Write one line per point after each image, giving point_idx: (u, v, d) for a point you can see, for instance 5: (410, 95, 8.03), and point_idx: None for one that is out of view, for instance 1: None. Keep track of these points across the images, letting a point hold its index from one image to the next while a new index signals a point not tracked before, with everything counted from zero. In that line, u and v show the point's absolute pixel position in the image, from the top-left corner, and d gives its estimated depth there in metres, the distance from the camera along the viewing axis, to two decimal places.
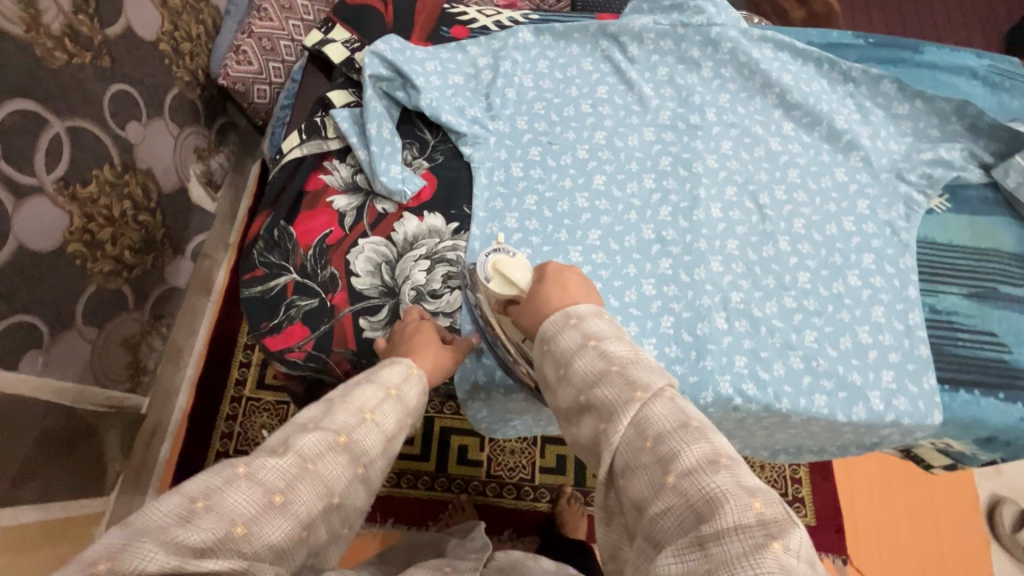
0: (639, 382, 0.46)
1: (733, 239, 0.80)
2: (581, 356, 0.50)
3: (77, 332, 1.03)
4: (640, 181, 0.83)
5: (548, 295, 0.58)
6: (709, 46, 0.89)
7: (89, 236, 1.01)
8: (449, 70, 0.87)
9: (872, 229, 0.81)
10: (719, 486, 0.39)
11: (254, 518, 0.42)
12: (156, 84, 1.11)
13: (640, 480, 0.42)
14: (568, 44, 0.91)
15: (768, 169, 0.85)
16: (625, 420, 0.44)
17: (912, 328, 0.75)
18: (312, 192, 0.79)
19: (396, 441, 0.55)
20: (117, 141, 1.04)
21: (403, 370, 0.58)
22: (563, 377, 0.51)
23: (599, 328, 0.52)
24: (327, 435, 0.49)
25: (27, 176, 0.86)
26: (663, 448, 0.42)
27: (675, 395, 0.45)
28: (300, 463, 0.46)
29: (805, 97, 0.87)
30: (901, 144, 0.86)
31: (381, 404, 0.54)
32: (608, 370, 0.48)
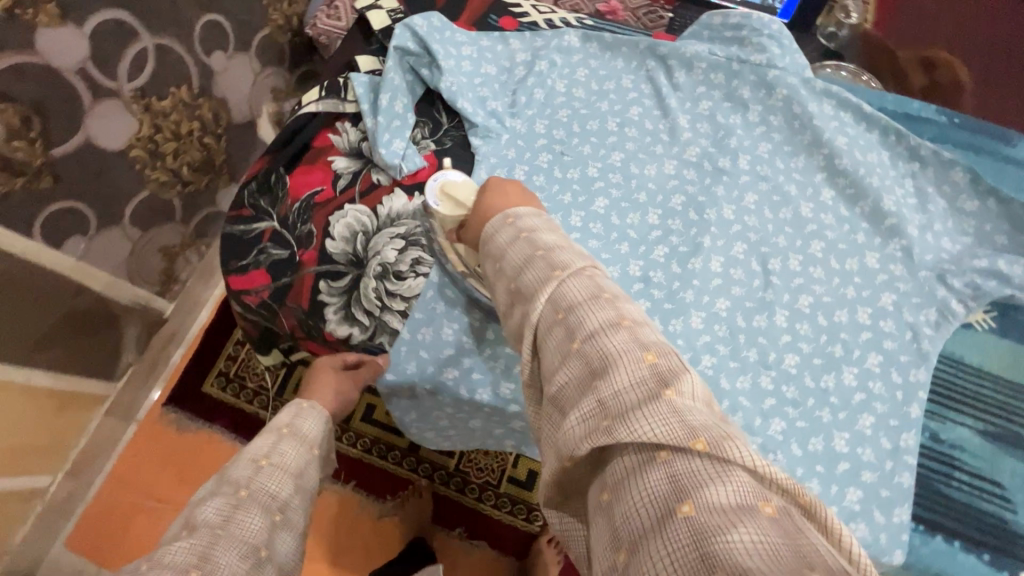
0: (560, 264, 0.45)
1: (725, 299, 0.73)
2: (511, 248, 0.49)
3: (121, 231, 1.01)
4: (644, 215, 0.78)
5: (490, 202, 0.59)
6: (762, 89, 0.82)
7: (154, 145, 1.00)
8: (484, 58, 0.85)
9: (888, 328, 0.71)
10: (617, 346, 0.38)
11: None
12: (249, 21, 1.11)
13: (550, 350, 0.41)
14: (614, 57, 0.87)
15: (789, 235, 0.77)
16: (542, 297, 0.44)
17: (900, 451, 0.66)
18: (317, 148, 0.80)
19: (305, 467, 0.63)
20: (199, 66, 1.03)
21: (291, 410, 0.70)
22: (496, 271, 0.50)
23: (533, 223, 0.51)
24: (228, 498, 0.54)
25: (108, 79, 0.86)
26: (573, 319, 0.41)
27: (594, 272, 0.45)
28: (207, 534, 0.50)
29: (855, 166, 0.78)
30: (955, 244, 0.76)
31: (276, 447, 0.62)
32: (533, 256, 0.47)
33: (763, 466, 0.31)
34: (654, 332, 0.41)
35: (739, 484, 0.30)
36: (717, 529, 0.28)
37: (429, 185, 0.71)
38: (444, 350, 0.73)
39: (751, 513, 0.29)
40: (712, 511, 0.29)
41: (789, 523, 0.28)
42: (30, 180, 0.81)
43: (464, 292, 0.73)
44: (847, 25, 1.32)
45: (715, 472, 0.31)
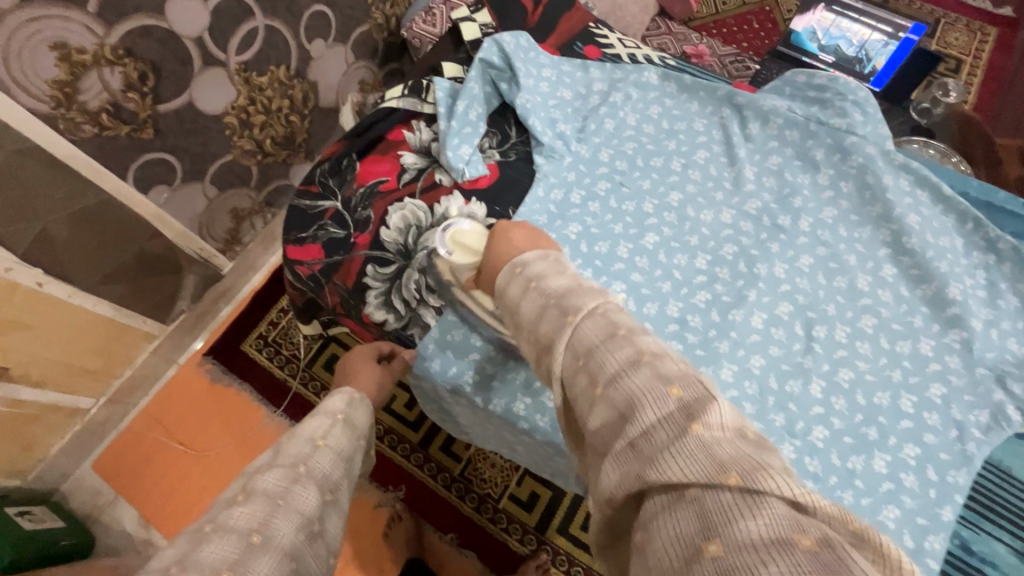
0: (573, 309, 0.46)
1: (761, 356, 0.71)
2: (524, 299, 0.50)
3: (201, 188, 1.09)
4: (692, 257, 0.77)
5: (496, 251, 0.60)
6: (836, 153, 0.80)
7: (246, 116, 1.07)
8: (562, 82, 0.88)
9: (932, 422, 0.67)
10: (639, 385, 0.39)
11: (237, 562, 0.45)
12: (352, 16, 1.19)
13: (577, 395, 0.42)
14: (689, 99, 0.87)
15: (840, 304, 0.74)
16: (561, 347, 0.44)
17: (922, 553, 0.62)
18: (390, 141, 0.85)
19: (354, 454, 0.61)
20: (300, 51, 1.11)
21: (344, 398, 0.66)
22: (517, 325, 0.51)
23: (540, 267, 0.52)
24: (285, 472, 0.53)
25: (218, 49, 0.94)
26: (593, 363, 0.42)
27: (606, 309, 0.45)
28: (267, 502, 0.50)
29: (923, 246, 0.75)
30: (1023, 347, 0.71)
31: (332, 428, 0.61)
32: (547, 305, 0.48)
33: (801, 495, 0.30)
34: (678, 360, 0.41)
35: (774, 518, 0.29)
36: (747, 568, 0.28)
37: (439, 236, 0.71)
38: (468, 353, 0.74)
39: (785, 549, 0.28)
40: (740, 550, 0.29)
41: (830, 557, 0.27)
42: (135, 128, 0.89)
43: None
44: (943, 103, 1.30)
45: (750, 507, 0.30)
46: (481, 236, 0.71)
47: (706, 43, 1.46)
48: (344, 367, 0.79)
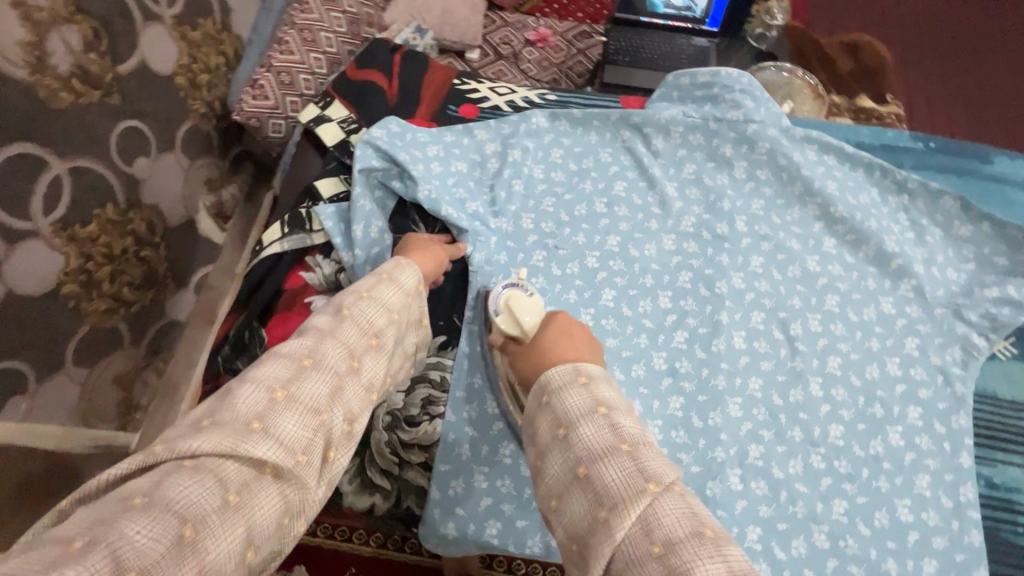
0: (652, 473, 0.41)
1: (757, 377, 0.70)
2: (586, 425, 0.44)
3: (67, 377, 0.89)
4: (654, 299, 0.74)
5: (555, 343, 0.53)
6: (744, 144, 0.80)
7: (86, 275, 0.88)
8: (452, 155, 0.79)
9: (920, 376, 0.70)
10: None
11: (290, 381, 0.45)
12: (169, 118, 0.99)
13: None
14: (586, 132, 0.83)
15: (803, 294, 0.74)
16: (633, 514, 0.39)
17: (962, 507, 0.64)
18: (290, 290, 0.72)
19: (402, 314, 0.57)
20: (122, 178, 0.91)
21: (394, 261, 0.60)
22: (560, 440, 0.45)
23: (609, 394, 0.47)
24: (331, 314, 0.52)
25: (20, 220, 0.76)
26: (674, 560, 0.36)
27: (686, 492, 0.41)
28: (316, 335, 0.49)
29: (851, 211, 0.77)
30: (960, 273, 0.75)
31: (376, 284, 0.57)
32: (616, 450, 0.43)
33: None
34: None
35: None
36: None
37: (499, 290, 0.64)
38: (480, 500, 0.64)
39: None
40: None
41: None
42: None
43: (491, 425, 0.66)
44: (774, 26, 1.38)
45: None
46: (539, 316, 0.60)
47: (544, 25, 1.40)
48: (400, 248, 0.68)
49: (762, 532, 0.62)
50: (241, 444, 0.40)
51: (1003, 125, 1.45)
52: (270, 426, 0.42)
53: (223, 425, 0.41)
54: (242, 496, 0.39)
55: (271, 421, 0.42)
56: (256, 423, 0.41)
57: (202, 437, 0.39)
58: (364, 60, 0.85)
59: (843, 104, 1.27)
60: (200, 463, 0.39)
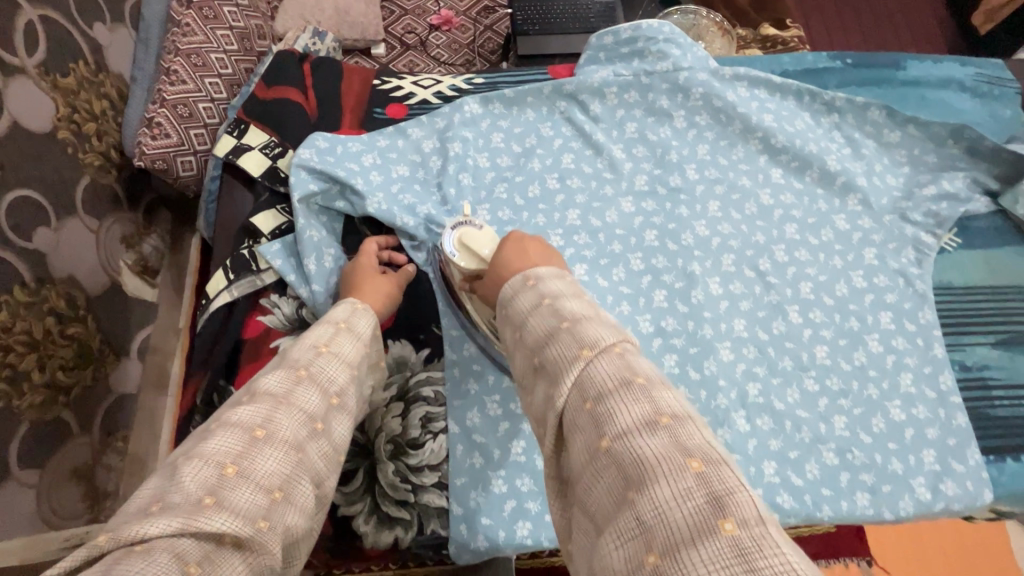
0: (588, 340, 0.39)
1: (740, 317, 0.71)
2: (533, 316, 0.43)
3: (17, 482, 0.80)
4: (627, 264, 0.73)
5: (508, 262, 0.52)
6: (678, 93, 0.80)
7: (10, 369, 0.78)
8: (391, 161, 0.76)
9: (884, 282, 0.74)
10: (654, 450, 0.32)
11: (241, 455, 0.41)
12: (60, 179, 0.88)
13: (579, 444, 0.36)
14: (521, 110, 0.80)
15: (764, 228, 0.76)
16: (569, 381, 0.38)
17: (945, 395, 0.68)
18: (252, 339, 0.66)
19: (361, 365, 0.55)
20: (25, 256, 0.80)
21: (347, 305, 0.58)
22: (517, 339, 0.44)
23: (556, 286, 0.44)
24: (287, 374, 0.48)
25: None
26: (601, 409, 0.35)
27: (624, 350, 0.38)
28: (270, 400, 0.45)
29: (791, 139, 0.79)
30: (898, 178, 0.79)
31: (335, 336, 0.54)
32: (558, 329, 0.41)
33: None
34: (701, 429, 0.34)
35: None
36: None
37: (446, 233, 0.61)
38: (505, 505, 0.62)
39: None
40: None
41: None
42: None
43: (498, 426, 0.65)
44: None
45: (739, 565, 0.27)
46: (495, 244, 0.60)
47: (447, 7, 1.35)
48: (347, 278, 0.65)
49: (778, 464, 0.64)
50: (194, 521, 0.37)
51: (897, 30, 1.54)
52: (225, 500, 0.39)
53: (173, 505, 0.37)
54: (203, 569, 0.36)
55: (225, 495, 0.39)
56: (208, 497, 0.38)
57: (152, 521, 0.36)
58: (271, 78, 0.78)
59: (749, 36, 1.31)
60: (152, 546, 0.35)
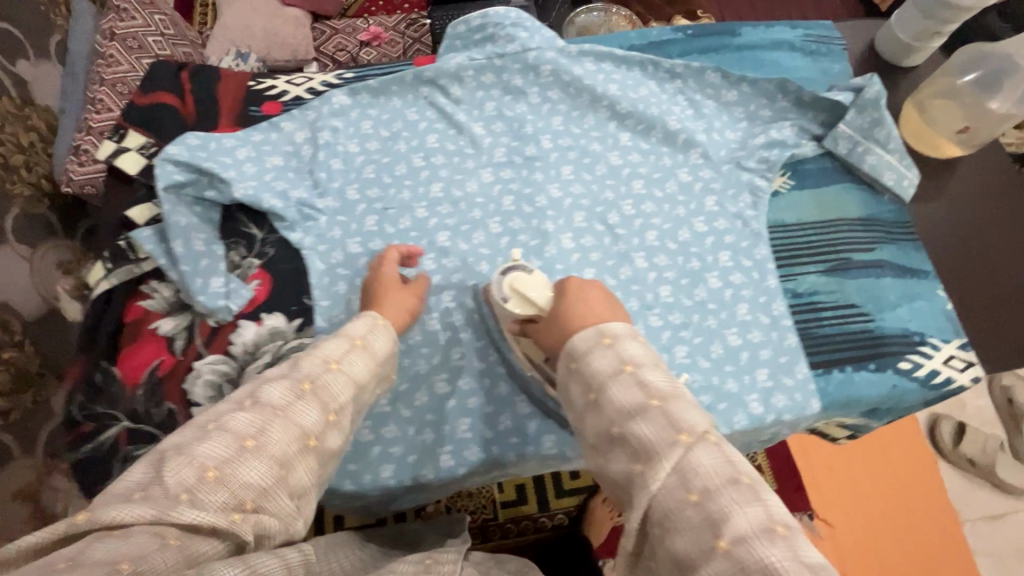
0: (683, 425, 0.42)
1: (590, 267, 0.77)
2: (616, 384, 0.45)
3: None
4: (486, 229, 0.80)
5: (573, 307, 0.55)
6: (530, 72, 0.87)
7: None
8: (265, 153, 0.82)
9: (723, 225, 0.80)
10: (776, 559, 0.35)
11: (226, 462, 0.40)
12: None
13: (683, 537, 0.38)
14: (388, 98, 0.87)
15: (613, 186, 0.83)
16: (667, 465, 0.40)
17: (778, 319, 0.75)
18: (133, 323, 0.72)
19: (369, 384, 0.54)
20: None
21: (368, 321, 0.57)
22: (592, 403, 0.46)
23: (635, 350, 0.47)
24: (291, 385, 0.46)
25: None
26: (711, 506, 0.38)
27: (721, 439, 0.41)
28: (267, 411, 0.44)
29: (634, 105, 0.86)
30: (736, 132, 0.86)
31: (348, 352, 0.52)
32: (647, 405, 0.43)
33: None
34: (809, 542, 0.38)
35: None
36: None
37: (497, 279, 0.64)
38: (371, 451, 0.69)
39: None
40: None
41: None
42: None
43: None
44: None
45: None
46: (546, 288, 0.62)
47: (376, 24, 1.42)
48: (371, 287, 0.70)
49: None
50: (170, 512, 0.37)
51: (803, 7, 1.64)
52: (199, 500, 0.39)
53: (152, 496, 0.38)
54: (182, 544, 0.37)
55: (200, 496, 0.39)
56: (184, 494, 0.38)
57: (127, 508, 0.37)
58: (146, 85, 0.84)
59: None
60: (127, 531, 0.36)
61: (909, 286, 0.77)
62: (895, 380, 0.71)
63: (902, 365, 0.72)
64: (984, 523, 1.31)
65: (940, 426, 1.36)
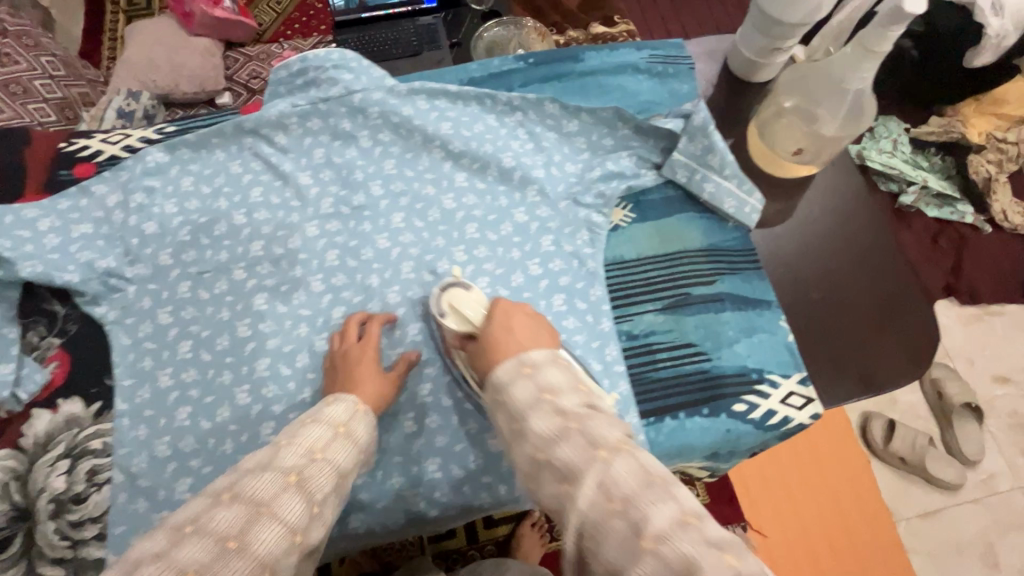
0: (601, 440, 0.41)
1: (416, 321, 0.73)
2: (534, 414, 0.44)
3: None
4: (307, 287, 0.75)
5: (496, 334, 0.54)
6: (358, 115, 0.83)
7: None
8: (72, 221, 0.77)
9: (559, 266, 0.76)
10: (688, 548, 0.36)
11: (206, 567, 0.39)
12: None
13: (611, 544, 0.38)
14: (210, 152, 0.82)
15: (445, 232, 0.79)
16: (588, 481, 0.40)
17: (611, 365, 0.70)
18: None
19: (352, 475, 0.53)
20: None
21: (348, 406, 0.56)
22: (516, 434, 0.45)
23: (552, 377, 0.46)
24: (273, 477, 0.46)
25: None
26: (632, 511, 0.38)
27: (633, 448, 0.41)
28: (249, 509, 0.43)
29: (467, 143, 0.82)
30: (576, 164, 0.83)
31: (331, 442, 0.52)
32: (566, 428, 0.42)
33: None
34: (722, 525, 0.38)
35: None
36: None
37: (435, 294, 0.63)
38: None
39: None
40: None
41: None
42: None
43: (164, 467, 0.66)
44: None
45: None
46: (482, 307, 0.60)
47: (290, 50, 1.29)
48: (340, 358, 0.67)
49: (442, 460, 0.67)
50: None
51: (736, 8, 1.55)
52: None
53: None
54: None
55: None
56: None
57: None
58: None
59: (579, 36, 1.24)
60: None
61: (750, 319, 0.74)
62: (728, 425, 0.68)
63: (736, 408, 0.69)
64: (919, 521, 1.20)
65: (870, 422, 1.24)
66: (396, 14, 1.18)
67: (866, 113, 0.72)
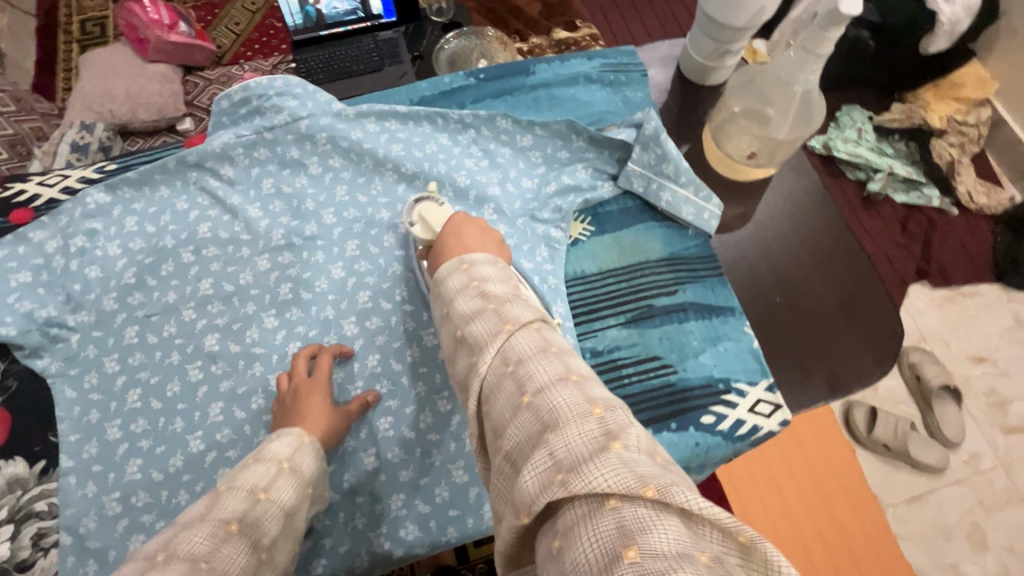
0: (510, 317, 0.43)
1: (374, 352, 0.72)
2: (462, 296, 0.47)
3: None
4: (260, 324, 0.73)
5: (448, 240, 0.59)
6: (306, 142, 0.80)
7: None
8: (9, 271, 0.74)
9: None
10: (564, 401, 0.37)
11: None
12: None
13: (499, 402, 0.39)
14: (153, 188, 0.79)
15: (401, 258, 0.77)
16: (491, 350, 0.42)
17: None
18: None
19: (302, 512, 0.51)
20: None
21: (290, 440, 0.54)
22: (445, 316, 0.48)
23: (487, 271, 0.49)
24: (214, 529, 0.44)
25: None
26: (521, 371, 0.39)
27: (541, 326, 0.43)
28: (187, 568, 0.40)
29: (419, 164, 0.81)
30: (532, 180, 0.81)
31: (275, 479, 0.50)
32: (484, 308, 0.45)
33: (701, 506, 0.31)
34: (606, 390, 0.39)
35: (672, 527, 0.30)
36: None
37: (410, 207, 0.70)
38: None
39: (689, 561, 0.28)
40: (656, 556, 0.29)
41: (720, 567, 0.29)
42: None
43: (114, 525, 0.63)
44: None
45: (661, 522, 0.30)
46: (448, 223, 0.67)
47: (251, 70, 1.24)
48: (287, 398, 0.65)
49: (407, 495, 0.66)
50: None
51: None
52: None
53: None
54: None
55: None
56: None
57: None
58: None
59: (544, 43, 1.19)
60: None
61: (714, 327, 0.73)
62: (697, 438, 0.67)
63: (704, 420, 0.68)
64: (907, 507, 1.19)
65: (853, 411, 1.24)
66: (355, 30, 1.10)
67: (816, 115, 0.72)
